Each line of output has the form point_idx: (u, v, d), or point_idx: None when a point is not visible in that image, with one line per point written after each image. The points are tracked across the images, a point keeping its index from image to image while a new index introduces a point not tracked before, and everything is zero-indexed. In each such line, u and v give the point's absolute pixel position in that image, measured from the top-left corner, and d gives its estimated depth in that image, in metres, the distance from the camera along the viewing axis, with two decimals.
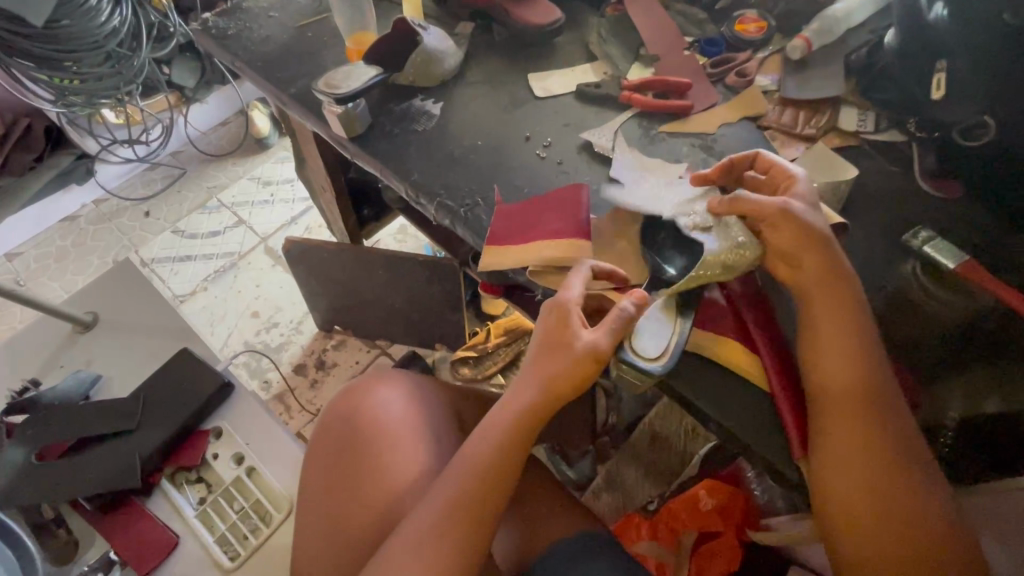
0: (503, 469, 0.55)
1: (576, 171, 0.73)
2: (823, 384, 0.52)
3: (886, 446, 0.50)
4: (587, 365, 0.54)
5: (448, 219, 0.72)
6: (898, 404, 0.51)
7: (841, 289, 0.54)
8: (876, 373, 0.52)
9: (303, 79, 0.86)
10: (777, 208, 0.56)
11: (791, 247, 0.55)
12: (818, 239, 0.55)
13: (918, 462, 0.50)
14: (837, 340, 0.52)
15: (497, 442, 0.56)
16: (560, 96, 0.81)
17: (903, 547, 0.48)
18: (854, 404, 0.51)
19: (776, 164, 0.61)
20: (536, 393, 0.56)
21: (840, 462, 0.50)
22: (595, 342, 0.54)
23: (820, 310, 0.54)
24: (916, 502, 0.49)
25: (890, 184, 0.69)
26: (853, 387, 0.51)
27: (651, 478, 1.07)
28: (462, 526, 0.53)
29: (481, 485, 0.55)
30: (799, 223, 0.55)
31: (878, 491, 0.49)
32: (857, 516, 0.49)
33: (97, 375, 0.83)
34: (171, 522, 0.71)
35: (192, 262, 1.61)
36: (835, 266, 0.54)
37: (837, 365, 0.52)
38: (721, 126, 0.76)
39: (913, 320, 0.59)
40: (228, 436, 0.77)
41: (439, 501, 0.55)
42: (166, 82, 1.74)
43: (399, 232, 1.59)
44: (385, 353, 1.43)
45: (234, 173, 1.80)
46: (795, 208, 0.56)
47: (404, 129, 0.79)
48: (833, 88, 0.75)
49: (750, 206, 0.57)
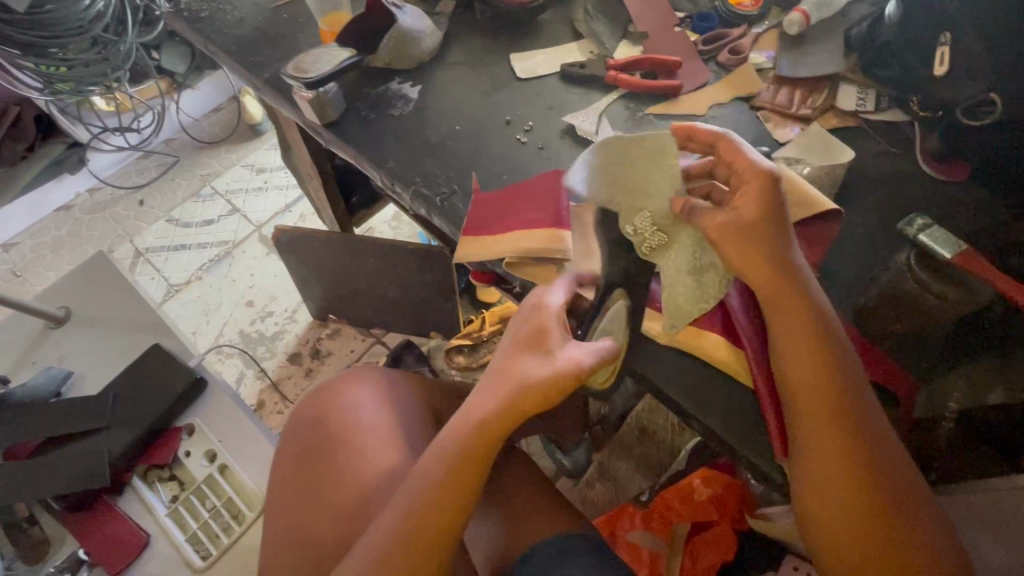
0: (472, 476, 0.53)
1: (558, 156, 0.70)
2: (788, 378, 0.49)
3: (860, 446, 0.47)
4: (564, 383, 0.51)
5: (423, 209, 0.69)
6: (865, 404, 0.48)
7: (795, 283, 0.50)
8: (839, 373, 0.48)
9: (277, 63, 0.83)
10: (722, 223, 0.52)
11: (745, 259, 0.50)
12: (766, 238, 0.50)
13: (892, 462, 0.47)
14: (792, 341, 0.49)
15: (458, 447, 0.53)
16: (544, 76, 0.78)
17: (889, 548, 0.46)
18: (818, 409, 0.48)
19: (743, 151, 0.53)
20: (504, 401, 0.52)
21: (812, 469, 0.47)
22: (576, 360, 0.51)
23: (775, 310, 0.50)
24: (896, 505, 0.46)
25: (889, 167, 0.65)
26: (816, 387, 0.48)
27: (641, 470, 1.05)
28: (425, 529, 0.51)
29: (449, 491, 0.52)
30: (746, 236, 0.50)
31: (856, 499, 0.46)
32: (837, 524, 0.46)
33: (69, 372, 0.83)
34: (143, 521, 0.72)
35: (185, 251, 1.60)
36: (787, 262, 0.50)
37: (795, 367, 0.49)
38: (711, 108, 0.72)
39: (913, 311, 0.53)
40: (201, 434, 0.78)
41: (405, 506, 0.53)
42: (155, 68, 1.71)
43: (393, 219, 1.57)
44: (380, 342, 1.41)
45: (228, 161, 1.77)
46: (741, 219, 0.51)
47: (379, 114, 0.76)
48: (831, 65, 0.71)
49: (697, 218, 0.53)
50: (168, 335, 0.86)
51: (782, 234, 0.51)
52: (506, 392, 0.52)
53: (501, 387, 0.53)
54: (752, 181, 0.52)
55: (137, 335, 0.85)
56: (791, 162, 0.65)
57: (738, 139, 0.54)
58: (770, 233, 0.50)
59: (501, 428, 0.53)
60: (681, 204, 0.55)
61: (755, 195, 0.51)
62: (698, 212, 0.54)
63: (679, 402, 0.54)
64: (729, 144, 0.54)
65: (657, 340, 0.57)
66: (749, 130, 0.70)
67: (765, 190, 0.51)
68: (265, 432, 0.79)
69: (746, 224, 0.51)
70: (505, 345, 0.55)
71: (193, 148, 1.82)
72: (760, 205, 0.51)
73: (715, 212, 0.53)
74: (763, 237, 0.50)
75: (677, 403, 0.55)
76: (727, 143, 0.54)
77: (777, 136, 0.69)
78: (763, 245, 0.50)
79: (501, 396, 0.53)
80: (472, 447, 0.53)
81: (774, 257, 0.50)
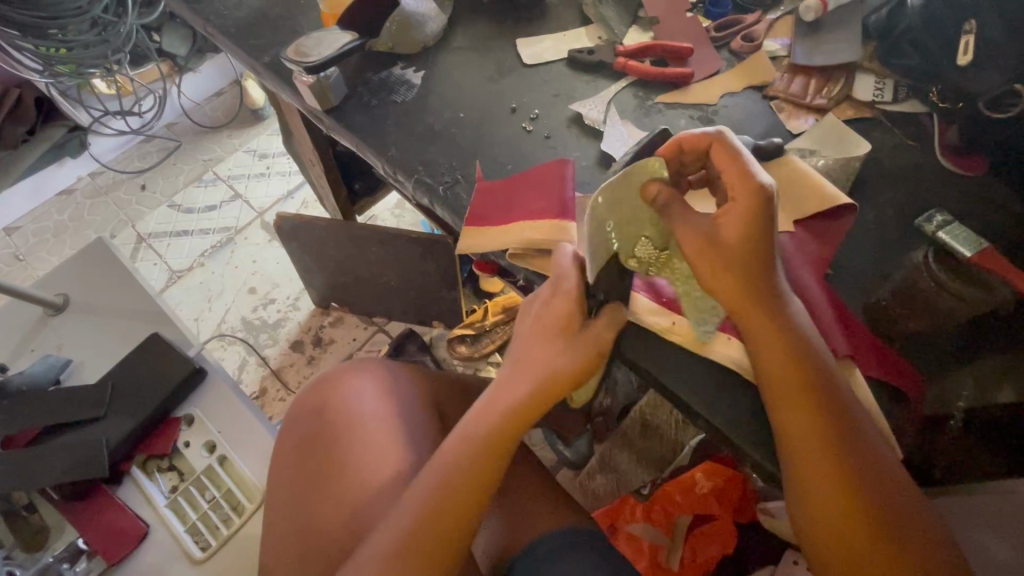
0: (476, 468, 0.52)
1: (565, 146, 0.68)
2: (765, 373, 0.48)
3: (841, 438, 0.46)
4: (591, 361, 0.52)
5: (426, 198, 0.67)
6: (849, 414, 0.47)
7: (765, 281, 0.49)
8: (820, 383, 0.47)
9: (278, 46, 0.81)
10: (698, 238, 0.49)
11: (724, 275, 0.48)
12: (746, 245, 0.48)
13: (883, 473, 0.46)
14: (769, 354, 0.48)
15: (458, 440, 0.53)
16: (552, 63, 0.76)
17: (884, 541, 0.45)
18: (798, 410, 0.47)
19: (738, 162, 0.49)
20: (532, 389, 0.52)
21: (800, 465, 0.47)
22: (602, 338, 0.52)
23: (751, 324, 0.49)
24: (890, 513, 0.45)
25: (906, 159, 0.63)
26: (792, 380, 0.47)
27: (644, 463, 1.02)
28: (430, 522, 0.51)
29: (450, 484, 0.52)
30: (723, 256, 0.48)
31: (844, 492, 0.46)
32: (831, 519, 0.46)
33: (68, 360, 0.82)
34: (142, 511, 0.71)
35: (187, 237, 1.59)
36: (764, 260, 0.49)
37: (776, 382, 0.48)
38: (724, 97, 0.70)
39: (927, 310, 0.51)
40: (199, 424, 0.78)
41: (415, 502, 0.52)
42: (157, 51, 1.69)
43: (397, 207, 1.55)
44: (382, 330, 1.40)
45: (230, 146, 1.76)
46: (723, 240, 0.48)
47: (382, 100, 0.74)
48: (848, 53, 0.69)
49: (679, 230, 0.50)
50: (168, 323, 0.85)
51: (766, 251, 0.48)
52: (514, 385, 0.53)
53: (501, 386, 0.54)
54: (739, 200, 0.48)
55: (137, 323, 0.85)
56: (805, 154, 0.64)
57: (733, 145, 0.49)
58: (756, 253, 0.48)
59: (500, 429, 0.53)
60: (654, 188, 0.50)
61: (737, 214, 0.48)
62: (676, 220, 0.50)
63: (684, 399, 0.53)
64: (723, 149, 0.49)
65: (659, 335, 0.55)
66: (760, 120, 0.68)
67: (756, 209, 0.47)
68: (264, 422, 0.78)
69: (722, 243, 0.48)
70: (529, 326, 0.54)
71: (195, 132, 1.80)
72: (734, 228, 0.48)
73: (694, 226, 0.49)
74: (743, 255, 0.48)
75: (681, 399, 0.53)
76: (719, 150, 0.50)
77: (791, 127, 0.67)
78: (743, 271, 0.48)
79: (506, 395, 0.53)
80: (461, 450, 0.53)
81: (752, 265, 0.48)
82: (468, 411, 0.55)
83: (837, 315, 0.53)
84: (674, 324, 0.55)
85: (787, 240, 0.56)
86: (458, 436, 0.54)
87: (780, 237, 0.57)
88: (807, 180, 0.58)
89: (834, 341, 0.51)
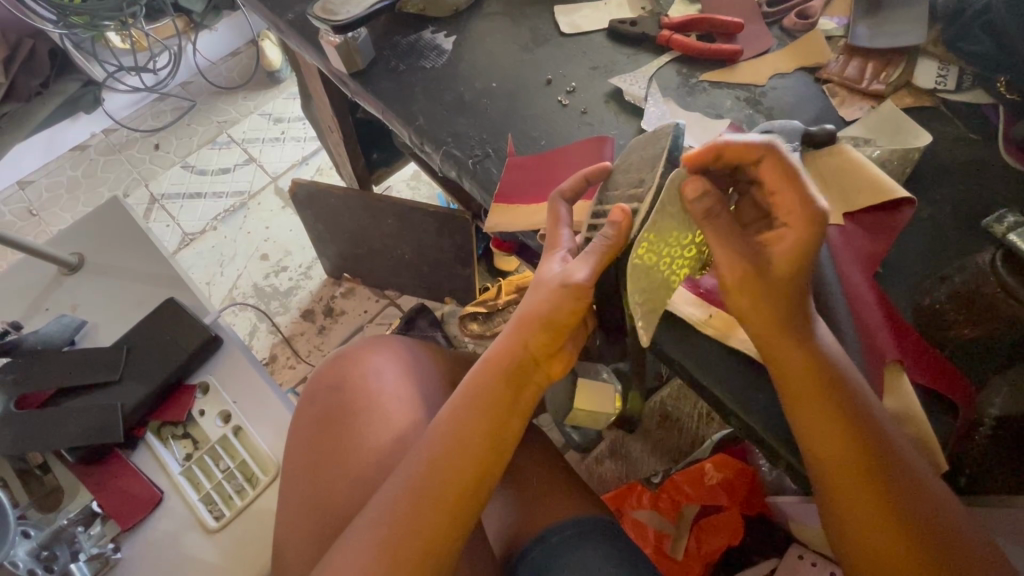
0: (484, 439, 0.51)
1: (602, 123, 0.64)
2: (784, 369, 0.46)
3: (856, 430, 0.45)
4: (562, 300, 0.49)
5: (454, 171, 0.64)
6: (864, 414, 0.45)
7: (798, 279, 0.45)
8: (833, 382, 0.45)
9: (302, 4, 0.77)
10: (744, 270, 0.45)
11: (764, 300, 0.45)
12: (793, 251, 0.44)
13: (907, 472, 0.45)
14: (786, 350, 0.46)
15: (461, 414, 0.51)
16: (589, 33, 0.71)
17: (906, 533, 0.44)
18: (816, 403, 0.45)
19: (797, 183, 0.44)
20: (518, 343, 0.52)
21: (822, 459, 0.45)
22: (571, 278, 0.49)
23: (765, 338, 0.46)
24: (914, 507, 0.44)
25: (965, 153, 0.59)
26: (809, 373, 0.45)
27: (657, 453, 1.04)
28: (432, 494, 0.49)
29: (454, 456, 0.50)
30: (770, 289, 0.45)
31: (863, 483, 0.45)
32: (852, 511, 0.45)
33: (82, 321, 0.82)
34: (157, 478, 0.72)
35: (202, 200, 1.57)
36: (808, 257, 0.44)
37: (790, 379, 0.46)
38: (773, 78, 0.66)
39: (988, 318, 0.47)
40: (215, 393, 0.77)
41: (417, 472, 0.50)
42: (173, 5, 1.63)
43: (413, 179, 1.53)
44: (394, 304, 1.38)
45: (245, 109, 1.72)
46: (773, 269, 0.45)
47: (410, 66, 0.70)
48: (911, 36, 0.64)
49: (720, 262, 0.46)
50: (182, 289, 0.84)
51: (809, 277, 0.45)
52: (500, 360, 0.52)
53: (494, 362, 0.52)
54: (796, 226, 0.44)
55: (152, 287, 0.84)
56: (859, 143, 0.60)
57: (789, 162, 0.43)
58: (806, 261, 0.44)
59: (501, 407, 0.51)
60: (694, 189, 0.45)
61: (790, 244, 0.44)
62: (722, 238, 0.45)
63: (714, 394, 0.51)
64: (777, 166, 0.44)
65: (696, 327, 0.52)
66: (811, 105, 0.64)
67: (811, 239, 0.44)
68: (276, 394, 0.77)
69: (773, 274, 0.45)
70: (547, 278, 0.51)
71: (209, 92, 1.77)
72: (785, 256, 0.44)
73: (740, 254, 0.45)
74: (787, 284, 0.45)
75: (714, 395, 0.51)
76: (773, 164, 0.44)
77: (843, 114, 0.63)
78: (780, 294, 0.45)
79: (498, 374, 0.52)
80: (462, 422, 0.51)
81: (791, 279, 0.45)
82: (455, 395, 0.53)
83: (888, 320, 0.50)
84: (711, 316, 0.52)
85: (835, 234, 0.53)
86: (445, 421, 0.52)
87: (830, 229, 0.54)
88: (862, 170, 0.55)
89: (880, 346, 0.49)
